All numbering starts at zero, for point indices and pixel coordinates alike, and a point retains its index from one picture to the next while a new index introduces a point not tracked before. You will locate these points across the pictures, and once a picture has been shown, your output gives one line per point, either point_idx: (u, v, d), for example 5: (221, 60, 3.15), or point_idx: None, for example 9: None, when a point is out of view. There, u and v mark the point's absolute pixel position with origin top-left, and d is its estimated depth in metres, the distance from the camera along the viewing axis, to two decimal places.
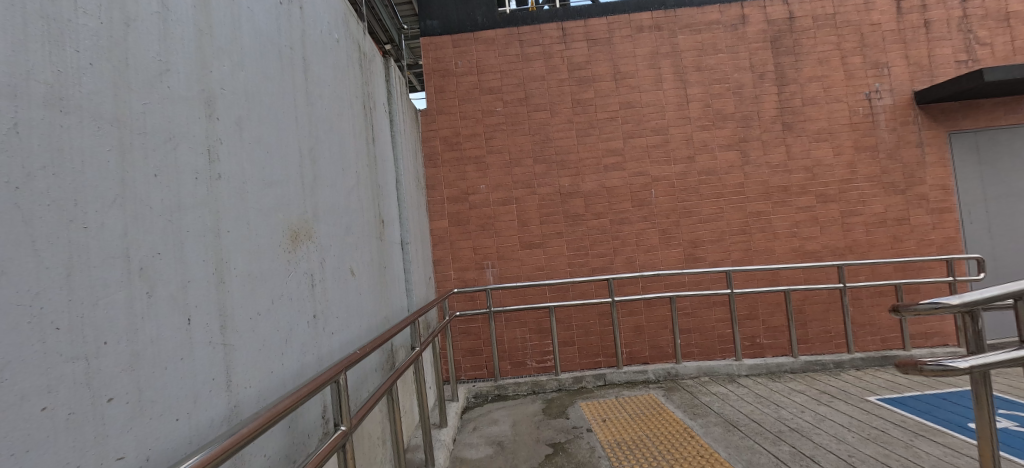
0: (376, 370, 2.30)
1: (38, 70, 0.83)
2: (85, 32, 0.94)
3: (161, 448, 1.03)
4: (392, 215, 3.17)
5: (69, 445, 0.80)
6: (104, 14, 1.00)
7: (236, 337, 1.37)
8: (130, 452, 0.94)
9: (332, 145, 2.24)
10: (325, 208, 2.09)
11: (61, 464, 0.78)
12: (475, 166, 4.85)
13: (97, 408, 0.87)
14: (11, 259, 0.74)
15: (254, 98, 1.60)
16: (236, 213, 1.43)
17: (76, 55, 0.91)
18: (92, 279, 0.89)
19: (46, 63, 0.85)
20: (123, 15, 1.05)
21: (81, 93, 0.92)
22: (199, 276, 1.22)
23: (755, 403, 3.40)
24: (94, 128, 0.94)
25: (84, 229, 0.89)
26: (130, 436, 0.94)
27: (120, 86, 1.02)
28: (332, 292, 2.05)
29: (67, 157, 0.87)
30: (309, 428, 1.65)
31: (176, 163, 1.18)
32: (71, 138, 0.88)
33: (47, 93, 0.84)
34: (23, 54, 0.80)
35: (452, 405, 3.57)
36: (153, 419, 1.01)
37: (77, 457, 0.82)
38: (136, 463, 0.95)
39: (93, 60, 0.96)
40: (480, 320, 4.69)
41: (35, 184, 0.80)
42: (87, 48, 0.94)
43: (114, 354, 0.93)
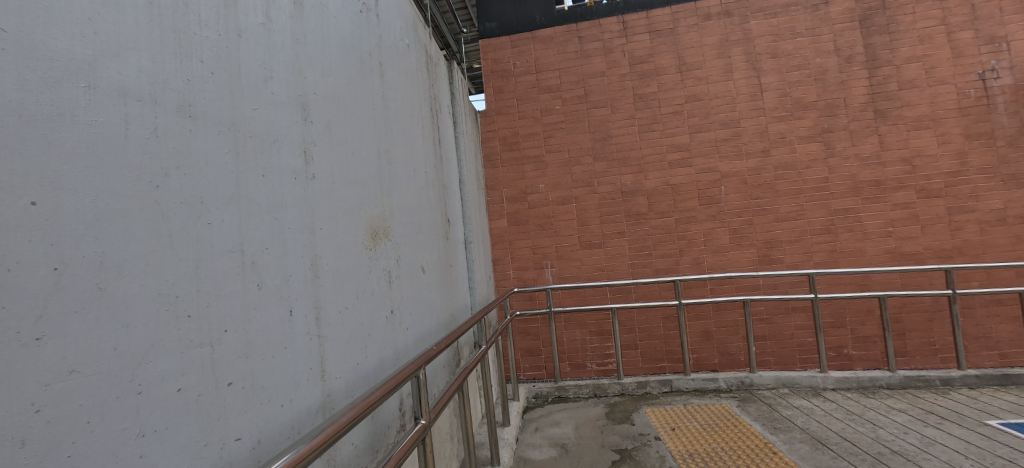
0: (445, 366, 2.37)
1: (170, 80, 0.97)
2: (207, 43, 1.08)
3: (268, 433, 1.15)
4: (456, 213, 3.23)
5: (198, 426, 0.94)
6: (219, 25, 1.13)
7: (329, 329, 1.46)
8: (245, 434, 1.07)
9: (405, 146, 2.32)
10: (400, 207, 2.18)
11: (193, 440, 0.92)
12: (534, 165, 4.84)
13: (219, 391, 1.01)
14: (154, 251, 0.87)
15: (340, 102, 1.70)
16: (328, 211, 1.53)
17: (201, 65, 1.05)
18: (214, 271, 1.03)
19: (177, 73, 0.99)
20: (236, 28, 1.19)
21: (204, 100, 1.05)
22: (297, 271, 1.33)
23: (847, 421, 3.12)
24: (214, 131, 1.07)
25: (208, 224, 1.02)
26: (245, 419, 1.07)
27: (234, 95, 1.15)
28: (406, 288, 2.12)
29: (198, 160, 1.01)
30: (388, 420, 1.72)
31: (278, 164, 1.30)
32: (197, 141, 1.01)
33: (179, 101, 0.98)
34: (158, 65, 0.94)
35: (514, 404, 3.57)
36: (263, 403, 1.14)
37: (204, 435, 0.95)
38: (249, 446, 1.08)
39: (213, 69, 1.09)
40: (539, 320, 4.67)
41: (172, 184, 0.94)
42: (208, 58, 1.08)
43: (232, 343, 1.06)
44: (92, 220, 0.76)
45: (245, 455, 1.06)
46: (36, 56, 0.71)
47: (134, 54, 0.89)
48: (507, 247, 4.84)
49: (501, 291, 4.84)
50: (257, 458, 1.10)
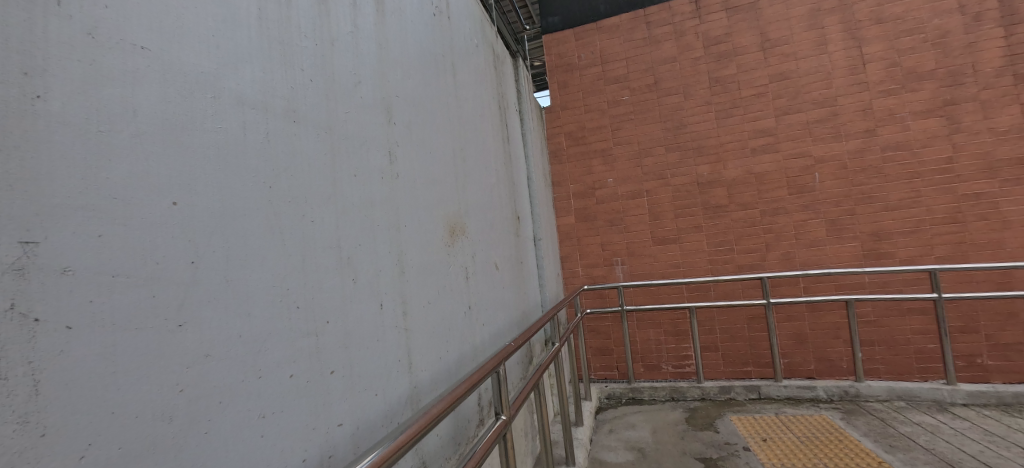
0: (519, 363, 2.36)
1: (277, 90, 1.08)
2: (306, 53, 1.19)
3: (366, 420, 1.22)
4: (525, 211, 3.21)
5: (307, 411, 1.04)
6: (316, 36, 1.23)
7: (415, 322, 1.50)
8: (346, 420, 1.15)
9: (477, 145, 2.34)
10: (475, 204, 2.19)
11: (302, 424, 1.02)
12: (601, 159, 4.72)
13: (324, 378, 1.10)
14: (269, 246, 1.00)
15: (418, 104, 1.74)
16: (411, 209, 1.57)
17: (301, 73, 1.16)
18: (317, 265, 1.12)
19: (284, 83, 1.11)
20: (329, 38, 1.28)
21: (305, 106, 1.16)
22: (386, 266, 1.39)
23: (985, 443, 2.68)
24: (315, 134, 1.17)
25: (311, 222, 1.12)
26: (346, 406, 1.15)
27: (330, 101, 1.25)
28: (482, 284, 2.11)
29: (303, 162, 1.12)
30: (469, 414, 1.72)
31: (368, 164, 1.37)
32: (300, 143, 1.13)
33: (285, 107, 1.10)
34: (268, 76, 1.06)
35: (586, 404, 3.50)
36: (361, 391, 1.21)
37: (312, 420, 1.05)
38: (350, 431, 1.16)
39: (312, 77, 1.20)
40: (610, 319, 4.54)
41: (282, 185, 1.05)
42: (308, 67, 1.19)
43: (334, 333, 1.15)
44: (218, 219, 0.90)
45: (346, 440, 1.14)
46: (175, 72, 0.86)
47: (248, 67, 1.02)
48: (575, 245, 4.76)
49: (570, 288, 4.77)
50: (357, 444, 1.18)
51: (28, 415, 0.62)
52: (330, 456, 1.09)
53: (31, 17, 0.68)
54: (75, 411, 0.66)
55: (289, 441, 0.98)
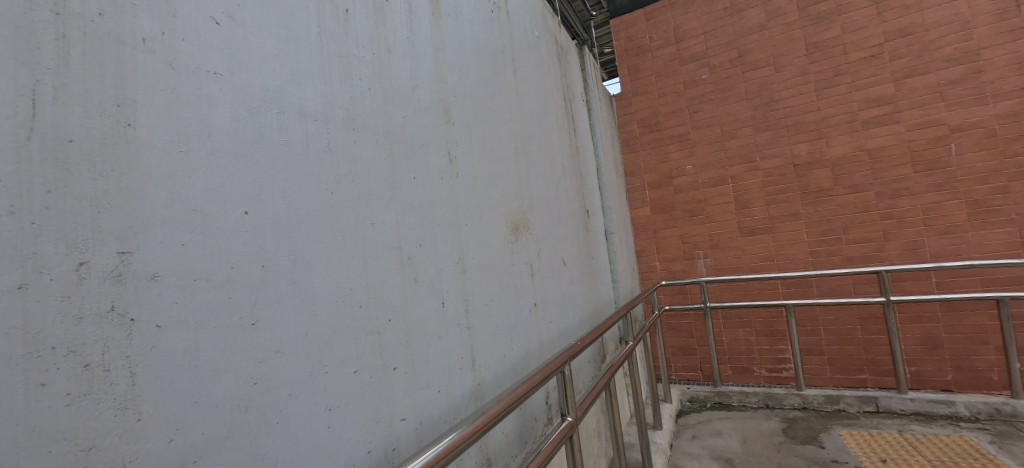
0: (590, 362, 2.26)
1: (338, 99, 1.11)
2: (364, 62, 1.20)
3: (429, 416, 1.22)
4: (594, 203, 3.08)
5: (371, 405, 1.06)
6: (374, 45, 1.24)
7: (478, 321, 1.48)
8: (409, 414, 1.16)
9: (540, 139, 2.27)
10: (540, 200, 2.12)
11: (366, 418, 1.04)
12: (679, 145, 4.41)
13: (387, 374, 1.11)
14: (332, 250, 1.03)
15: (478, 102, 1.72)
16: (472, 207, 1.55)
17: (360, 83, 1.18)
18: (377, 266, 1.14)
19: (344, 93, 1.12)
20: (386, 45, 1.29)
21: (364, 113, 1.18)
22: (447, 266, 1.38)
23: None
24: (374, 140, 1.19)
25: (371, 224, 1.14)
26: (410, 401, 1.16)
27: (388, 107, 1.26)
28: (549, 281, 2.05)
29: (363, 168, 1.14)
30: (538, 412, 1.67)
31: (426, 165, 1.37)
32: (360, 150, 1.15)
33: (345, 116, 1.12)
34: (329, 88, 1.09)
35: (665, 406, 3.31)
36: (424, 387, 1.21)
37: (376, 414, 1.07)
38: (414, 426, 1.17)
39: (371, 85, 1.21)
40: (692, 316, 4.24)
41: (343, 190, 1.08)
42: (367, 76, 1.20)
43: (396, 331, 1.16)
44: (284, 225, 0.94)
45: (410, 435, 1.15)
46: (245, 93, 0.90)
47: (311, 80, 1.05)
48: (652, 238, 4.52)
49: (647, 284, 4.54)
50: (421, 439, 1.19)
51: (125, 403, 0.69)
52: (395, 449, 1.10)
53: (121, 55, 0.75)
54: (165, 401, 0.73)
55: (354, 433, 1.01)
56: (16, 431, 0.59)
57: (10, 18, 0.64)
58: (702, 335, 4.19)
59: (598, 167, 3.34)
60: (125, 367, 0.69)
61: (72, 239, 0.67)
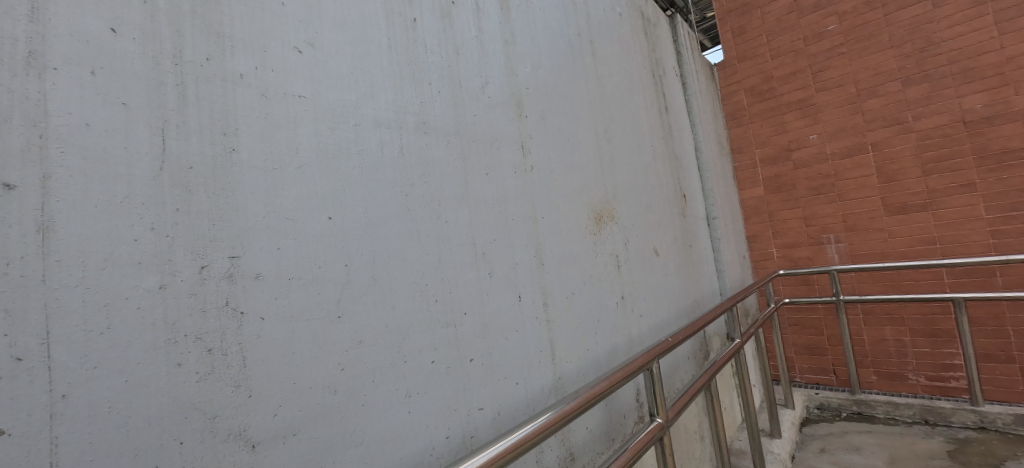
0: (690, 359, 2.09)
1: (409, 106, 1.18)
2: (434, 67, 1.27)
3: (507, 407, 1.25)
4: (694, 186, 2.82)
5: (449, 394, 1.12)
6: (440, 50, 1.30)
7: (558, 314, 1.47)
8: (487, 404, 1.20)
9: (625, 122, 2.13)
10: (627, 187, 2.01)
11: (445, 405, 1.11)
12: (799, 112, 3.75)
13: (463, 365, 1.17)
14: (408, 248, 1.11)
15: (552, 91, 1.68)
16: (549, 199, 1.54)
17: (429, 87, 1.24)
18: (452, 262, 1.20)
19: (414, 99, 1.20)
20: (455, 47, 1.34)
21: (435, 116, 1.24)
22: (523, 259, 1.39)
23: None
24: (445, 141, 1.25)
25: (445, 222, 1.20)
26: (486, 392, 1.21)
27: (458, 108, 1.31)
28: (639, 272, 1.93)
29: (435, 169, 1.21)
30: (626, 410, 1.60)
31: (500, 160, 1.39)
32: (432, 152, 1.21)
33: (417, 122, 1.19)
34: (401, 96, 1.17)
35: (786, 411, 2.91)
36: (501, 379, 1.25)
37: (454, 402, 1.13)
38: (491, 416, 1.21)
39: (440, 89, 1.27)
40: (821, 311, 3.62)
41: (417, 191, 1.15)
42: (436, 80, 1.27)
43: (471, 324, 1.21)
44: (364, 228, 1.03)
45: (487, 424, 1.20)
46: (326, 111, 1.01)
47: (383, 92, 1.13)
48: (767, 221, 3.93)
49: (761, 274, 3.98)
50: (500, 428, 1.22)
51: (239, 382, 0.81)
52: (472, 437, 1.16)
53: (223, 90, 0.87)
54: (271, 383, 0.85)
55: (432, 419, 1.08)
56: (161, 402, 0.72)
57: (141, 72, 0.77)
58: (834, 333, 3.56)
59: (698, 145, 3.03)
60: (238, 353, 0.82)
61: (197, 247, 0.79)
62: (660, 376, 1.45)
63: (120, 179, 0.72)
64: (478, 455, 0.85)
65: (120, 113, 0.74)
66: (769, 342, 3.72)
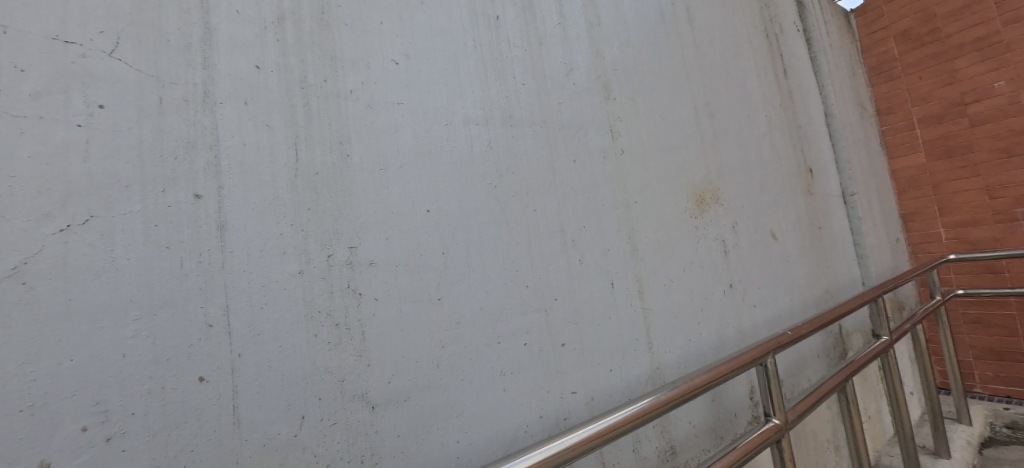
0: (819, 357, 1.84)
1: (495, 101, 1.25)
2: (517, 61, 1.31)
3: (600, 393, 1.25)
4: (826, 159, 2.43)
5: (540, 375, 1.17)
6: (524, 42, 1.34)
7: (655, 301, 1.42)
8: (580, 388, 1.22)
9: (732, 92, 1.92)
10: (736, 164, 1.82)
11: (537, 386, 1.16)
12: (977, 54, 2.92)
13: (555, 349, 1.20)
14: (499, 235, 1.18)
15: (643, 69, 1.60)
16: (641, 182, 1.48)
17: (514, 80, 1.29)
18: (542, 249, 1.24)
19: (500, 94, 1.26)
20: (537, 38, 1.37)
21: (521, 108, 1.29)
22: (615, 245, 1.37)
23: None
24: (532, 132, 1.29)
25: (534, 211, 1.24)
26: (579, 376, 1.23)
27: (543, 98, 1.34)
28: (752, 258, 1.75)
29: (522, 159, 1.26)
30: (736, 409, 1.48)
31: (587, 146, 1.39)
32: (519, 143, 1.26)
33: (504, 115, 1.25)
34: (487, 93, 1.24)
35: (956, 428, 2.39)
36: (593, 365, 1.26)
37: (546, 383, 1.17)
38: (584, 400, 1.22)
39: (524, 81, 1.31)
40: (1015, 305, 2.85)
41: (505, 182, 1.22)
42: (520, 73, 1.31)
43: (562, 309, 1.24)
44: (459, 218, 1.13)
45: (581, 408, 1.22)
46: (422, 114, 1.12)
47: (471, 91, 1.22)
48: (931, 194, 3.20)
49: (924, 259, 3.26)
50: (593, 413, 1.24)
51: (361, 352, 0.92)
52: (566, 419, 1.19)
53: (338, 107, 1.01)
54: (386, 355, 0.95)
55: (526, 398, 1.13)
56: (304, 364, 0.85)
57: (279, 99, 0.94)
58: None
59: (828, 110, 2.58)
60: (359, 328, 0.93)
61: (325, 238, 0.93)
62: (777, 372, 1.31)
63: (268, 186, 0.89)
64: (589, 424, 0.84)
65: (265, 133, 0.91)
66: (935, 342, 3.06)
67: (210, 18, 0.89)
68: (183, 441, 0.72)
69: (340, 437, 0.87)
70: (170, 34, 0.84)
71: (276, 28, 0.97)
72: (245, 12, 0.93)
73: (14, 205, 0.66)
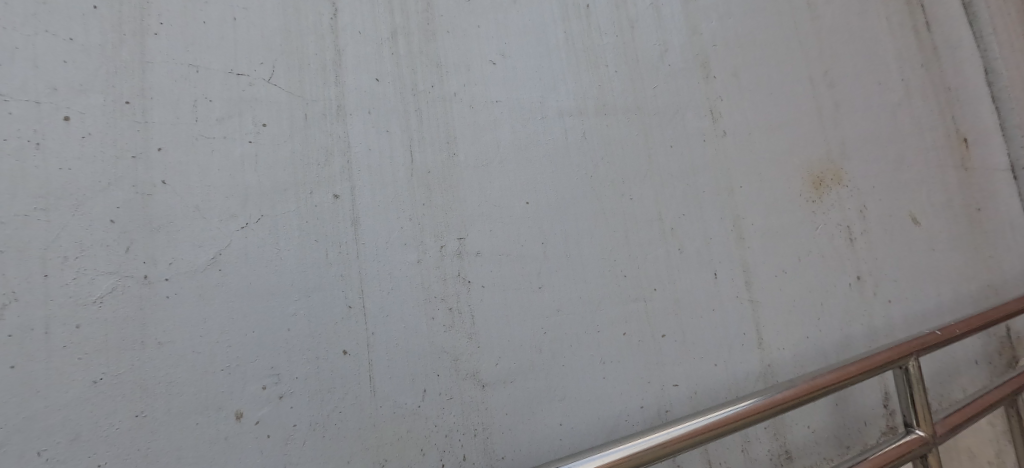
0: (978, 363, 1.55)
1: (588, 91, 1.24)
2: (608, 49, 1.29)
3: (705, 387, 1.19)
4: (988, 126, 2.02)
5: (641, 365, 1.14)
6: (616, 27, 1.31)
7: (765, 294, 1.31)
8: (682, 381, 1.17)
9: (858, 57, 1.69)
10: (864, 139, 1.60)
11: (638, 377, 1.13)
12: None
13: (656, 340, 1.17)
14: (596, 224, 1.18)
15: (746, 42, 1.48)
16: (747, 165, 1.38)
17: (606, 68, 1.27)
18: (641, 239, 1.21)
19: (592, 83, 1.25)
20: (629, 22, 1.33)
21: (614, 96, 1.27)
22: (718, 234, 1.29)
23: None
24: (625, 119, 1.26)
25: (631, 200, 1.22)
26: (682, 369, 1.18)
27: (637, 83, 1.30)
28: (886, 246, 1.53)
29: (617, 148, 1.24)
30: (866, 415, 1.32)
31: (685, 130, 1.32)
32: (613, 132, 1.24)
33: (597, 105, 1.24)
34: (580, 84, 1.24)
35: None
36: (697, 358, 1.20)
37: (646, 374, 1.14)
38: (687, 394, 1.17)
39: (617, 68, 1.29)
40: None
41: (600, 171, 1.21)
42: (612, 61, 1.29)
43: (662, 300, 1.20)
44: (556, 209, 1.15)
45: (684, 403, 1.17)
46: (519, 110, 1.16)
47: (564, 83, 1.22)
48: None
49: None
50: (697, 408, 1.18)
51: (472, 334, 0.99)
52: (669, 411, 1.15)
53: (444, 109, 1.09)
54: (493, 339, 1.01)
55: (627, 388, 1.12)
56: (425, 344, 0.94)
57: (397, 105, 1.04)
58: None
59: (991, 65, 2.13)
60: (469, 312, 1.00)
61: (439, 229, 1.01)
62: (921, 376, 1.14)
63: (390, 185, 0.99)
64: (695, 419, 0.82)
65: (386, 137, 1.01)
66: None
67: (338, 40, 1.01)
68: (334, 404, 0.84)
69: (456, 411, 0.94)
70: (311, 58, 0.98)
71: (390, 42, 1.07)
72: (366, 32, 1.04)
73: (211, 209, 0.83)
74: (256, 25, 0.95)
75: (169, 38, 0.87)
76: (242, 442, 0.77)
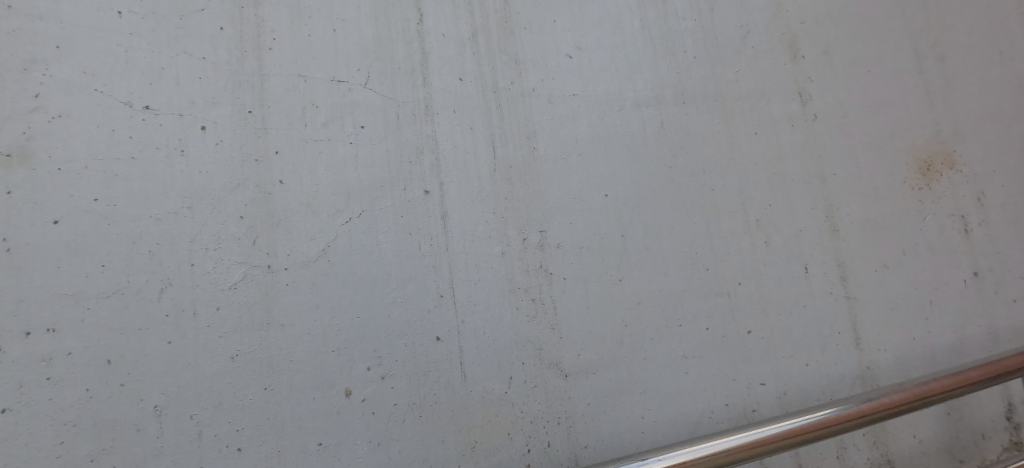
0: None
1: (666, 80, 1.20)
2: (687, 34, 1.24)
3: (795, 388, 1.12)
4: None
5: (726, 362, 1.09)
6: (695, 11, 1.26)
7: (863, 290, 1.20)
8: (770, 381, 1.11)
9: (978, 23, 1.49)
10: (984, 117, 1.41)
11: (723, 374, 1.09)
12: None
13: (741, 337, 1.12)
14: (676, 216, 1.14)
15: (839, 16, 1.36)
16: (841, 151, 1.27)
17: (684, 55, 1.23)
18: (725, 230, 1.16)
19: (670, 71, 1.21)
20: (709, 4, 1.27)
21: (694, 83, 1.22)
22: (810, 225, 1.20)
23: None
24: (706, 107, 1.21)
25: (712, 191, 1.17)
26: (769, 368, 1.12)
27: (718, 68, 1.24)
28: (1014, 238, 1.34)
29: (698, 137, 1.19)
30: (989, 427, 1.17)
31: (771, 115, 1.24)
32: (692, 120, 1.19)
33: (675, 93, 1.20)
34: (659, 72, 1.20)
35: None
36: (786, 357, 1.13)
37: (731, 372, 1.09)
38: (775, 394, 1.11)
39: (696, 54, 1.23)
40: None
41: (680, 162, 1.17)
42: (691, 46, 1.24)
43: (747, 295, 1.14)
44: (634, 201, 1.12)
45: (771, 403, 1.10)
46: (595, 102, 1.15)
47: (641, 73, 1.19)
48: None
49: None
50: (787, 410, 1.11)
51: (554, 325, 1.00)
52: (756, 411, 1.09)
53: (521, 104, 1.10)
54: (574, 331, 1.01)
55: (712, 384, 1.07)
56: (508, 333, 0.97)
57: (479, 103, 1.07)
58: None
59: None
60: (551, 303, 1.01)
61: (521, 222, 1.03)
62: None
63: (473, 180, 1.02)
64: (786, 421, 0.77)
65: (468, 133, 1.04)
66: None
67: (423, 43, 1.06)
68: (427, 386, 0.90)
69: (539, 399, 0.96)
70: (399, 62, 1.03)
71: (470, 42, 1.10)
72: (448, 34, 1.08)
73: (318, 205, 0.92)
74: (353, 34, 1.02)
75: (281, 51, 0.96)
76: (350, 415, 0.85)
